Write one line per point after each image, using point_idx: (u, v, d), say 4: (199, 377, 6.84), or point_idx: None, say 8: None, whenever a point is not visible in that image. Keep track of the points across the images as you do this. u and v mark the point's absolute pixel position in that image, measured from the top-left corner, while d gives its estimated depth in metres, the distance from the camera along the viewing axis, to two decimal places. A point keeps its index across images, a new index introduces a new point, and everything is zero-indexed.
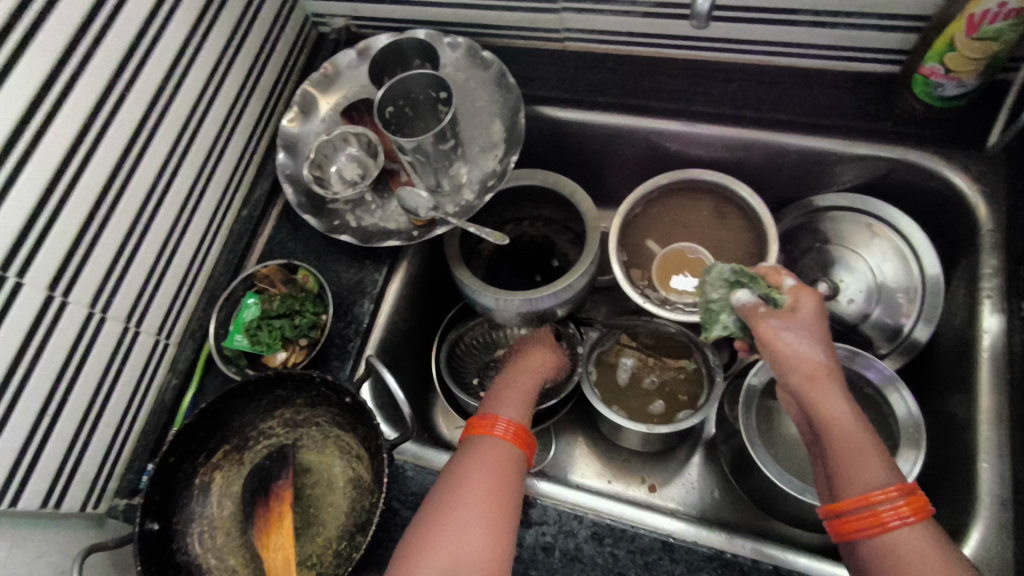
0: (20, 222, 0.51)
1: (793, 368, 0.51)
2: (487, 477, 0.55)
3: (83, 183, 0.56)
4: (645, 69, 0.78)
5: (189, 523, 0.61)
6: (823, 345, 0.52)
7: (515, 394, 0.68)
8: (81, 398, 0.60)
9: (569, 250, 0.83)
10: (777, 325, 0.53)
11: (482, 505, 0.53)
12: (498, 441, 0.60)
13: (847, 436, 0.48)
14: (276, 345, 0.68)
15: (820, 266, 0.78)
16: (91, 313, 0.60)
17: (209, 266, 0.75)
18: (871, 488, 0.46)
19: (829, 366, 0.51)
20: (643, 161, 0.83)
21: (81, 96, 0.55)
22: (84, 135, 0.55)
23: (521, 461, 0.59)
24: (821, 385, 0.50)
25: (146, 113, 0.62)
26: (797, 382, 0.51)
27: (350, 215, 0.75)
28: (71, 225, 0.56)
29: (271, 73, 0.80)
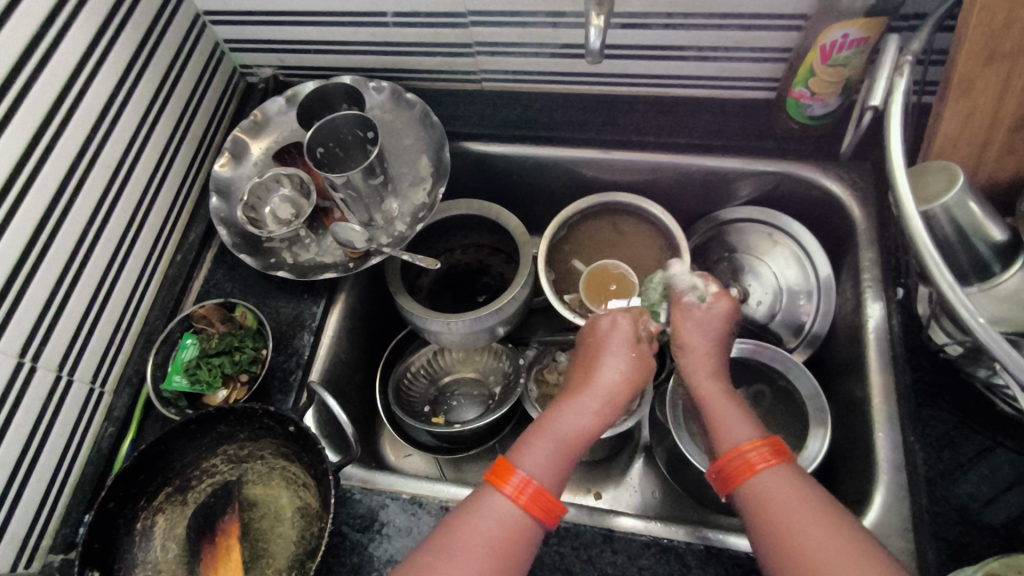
0: None
1: (686, 351, 0.63)
2: (486, 527, 0.52)
3: (10, 231, 0.57)
4: (557, 104, 0.85)
5: (133, 568, 0.60)
6: (713, 335, 0.63)
7: (565, 432, 0.58)
8: (12, 449, 0.59)
9: (504, 269, 0.88)
10: (685, 317, 0.64)
11: (480, 557, 0.51)
12: (500, 504, 0.53)
13: (713, 405, 0.58)
14: (217, 382, 0.69)
15: (732, 273, 0.85)
16: (21, 362, 0.60)
17: (144, 311, 0.75)
18: (739, 443, 0.53)
19: (710, 350, 0.62)
20: (564, 189, 0.90)
21: (8, 146, 0.56)
22: (10, 185, 0.56)
23: (520, 525, 0.53)
24: (700, 364, 0.62)
25: (74, 161, 0.63)
26: (684, 362, 0.62)
27: (286, 252, 0.77)
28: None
29: (201, 122, 0.82)
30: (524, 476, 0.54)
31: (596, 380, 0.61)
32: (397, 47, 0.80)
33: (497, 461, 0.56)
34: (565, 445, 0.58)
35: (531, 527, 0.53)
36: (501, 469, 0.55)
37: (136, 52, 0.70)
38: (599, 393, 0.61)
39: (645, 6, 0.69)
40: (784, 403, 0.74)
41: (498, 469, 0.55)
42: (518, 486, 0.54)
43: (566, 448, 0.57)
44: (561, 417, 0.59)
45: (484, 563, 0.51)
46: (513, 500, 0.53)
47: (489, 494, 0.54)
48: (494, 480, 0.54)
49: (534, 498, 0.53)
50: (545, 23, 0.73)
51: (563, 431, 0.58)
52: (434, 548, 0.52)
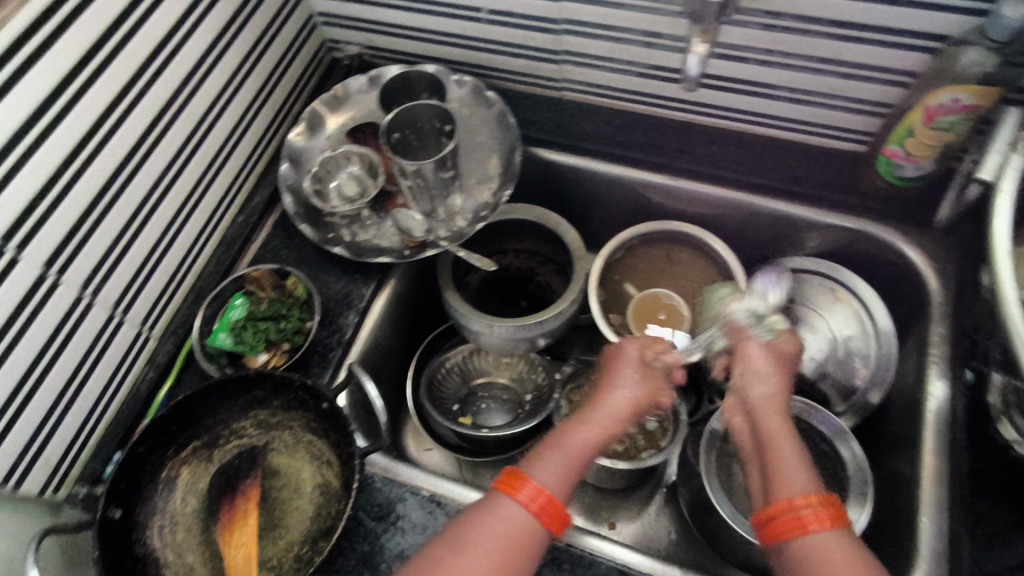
0: (28, 199, 0.53)
1: (757, 384, 0.61)
2: (497, 527, 0.53)
3: (93, 168, 0.58)
4: (636, 125, 0.84)
5: (151, 516, 0.60)
6: (781, 376, 0.62)
7: (572, 444, 0.60)
8: (57, 379, 0.61)
9: (553, 280, 0.87)
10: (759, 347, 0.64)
11: (488, 551, 0.52)
12: (513, 508, 0.54)
13: (779, 444, 0.55)
14: (259, 346, 0.70)
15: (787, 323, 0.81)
16: (80, 296, 0.61)
17: (200, 265, 0.77)
18: (796, 495, 0.50)
19: (781, 393, 0.60)
20: (628, 210, 0.88)
21: (103, 88, 0.57)
22: (99, 123, 0.58)
23: (531, 530, 0.53)
24: (771, 402, 0.59)
25: (161, 110, 0.65)
26: (754, 394, 0.60)
27: (345, 230, 0.78)
28: (74, 210, 0.58)
29: (284, 89, 0.83)
30: (532, 486, 0.55)
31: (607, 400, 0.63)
32: (487, 44, 0.80)
33: (512, 467, 0.57)
34: (573, 458, 0.59)
35: (541, 535, 0.54)
36: (514, 476, 0.56)
37: (236, 12, 0.71)
38: (605, 415, 0.62)
39: (747, 39, 0.67)
40: (824, 469, 0.71)
41: (508, 477, 0.56)
42: (531, 493, 0.55)
43: (574, 462, 0.59)
44: (573, 431, 0.61)
45: (491, 558, 0.52)
46: (525, 505, 0.54)
47: (500, 499, 0.55)
48: (506, 485, 0.56)
49: (542, 508, 0.54)
50: (639, 43, 0.72)
51: (567, 448, 0.59)
52: (446, 541, 0.54)
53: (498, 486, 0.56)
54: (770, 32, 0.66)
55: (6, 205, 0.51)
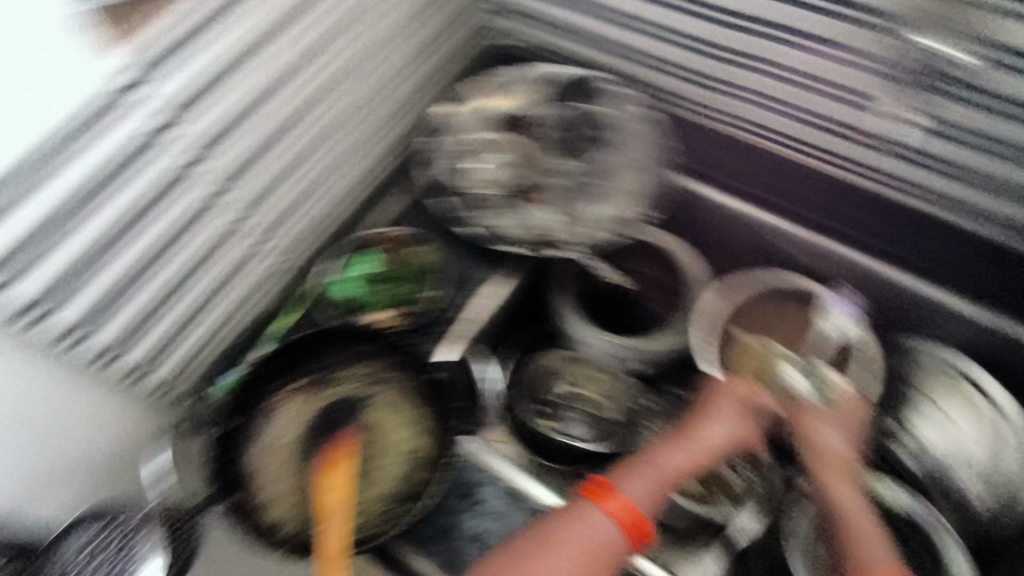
0: (214, 122, 0.57)
1: (829, 456, 0.66)
2: (587, 535, 0.57)
3: (273, 110, 0.62)
4: (785, 173, 0.80)
5: (253, 439, 0.63)
6: (850, 444, 0.68)
7: (665, 467, 0.64)
8: (198, 291, 0.65)
9: (661, 307, 0.83)
10: (826, 420, 0.68)
11: (580, 556, 0.56)
12: (601, 520, 0.58)
13: (856, 518, 0.63)
14: (376, 304, 0.74)
15: (906, 407, 0.74)
16: (237, 220, 0.65)
17: (335, 215, 0.80)
18: (876, 567, 0.60)
19: (851, 462, 0.67)
20: (754, 254, 0.87)
21: (298, 35, 0.61)
22: (289, 67, 0.62)
23: (618, 542, 0.58)
24: (841, 473, 0.66)
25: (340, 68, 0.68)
26: (822, 463, 0.66)
27: (476, 212, 0.78)
28: (249, 140, 0.61)
29: (437, 64, 0.86)
30: (624, 502, 0.59)
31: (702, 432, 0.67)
32: (651, 61, 0.79)
33: (602, 481, 0.61)
34: (664, 479, 0.63)
35: (622, 547, 0.58)
36: (604, 489, 0.60)
37: None
38: (699, 448, 0.66)
39: (936, 108, 0.64)
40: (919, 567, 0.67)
41: (596, 491, 0.60)
42: (619, 511, 0.59)
43: (667, 483, 0.63)
44: (668, 456, 0.65)
45: (581, 562, 0.56)
46: (612, 518, 0.58)
47: (590, 509, 0.59)
48: (595, 497, 0.59)
49: (633, 521, 0.59)
50: (825, 93, 0.69)
51: (659, 470, 0.63)
52: (530, 539, 0.57)
53: (587, 496, 0.60)
54: (964, 107, 0.63)
55: (197, 126, 0.56)
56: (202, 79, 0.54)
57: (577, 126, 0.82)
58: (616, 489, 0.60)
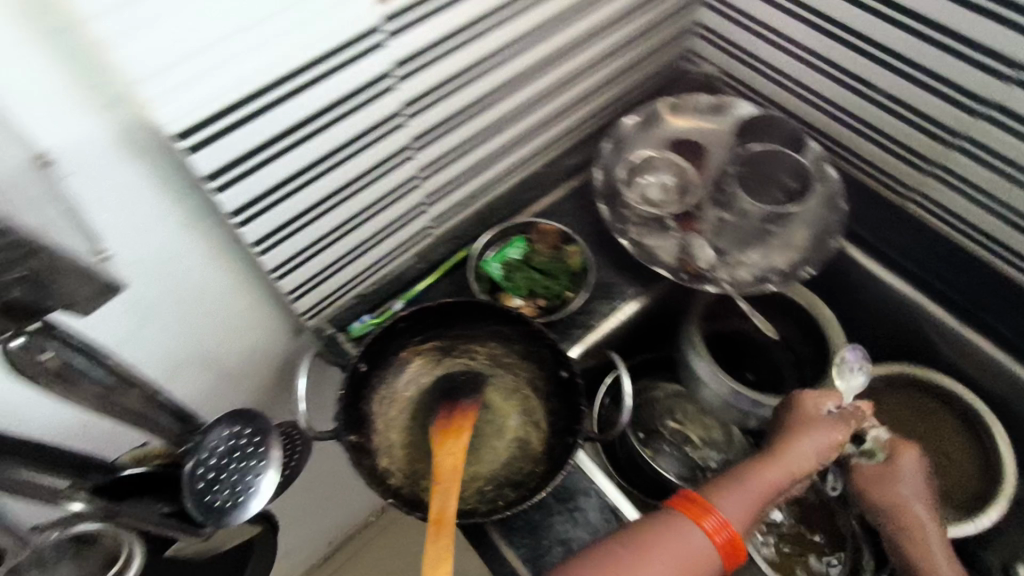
0: (431, 83, 0.60)
1: (905, 517, 0.65)
2: (680, 548, 0.53)
3: (475, 83, 0.65)
4: (967, 270, 0.75)
5: (379, 384, 0.65)
6: (926, 502, 0.66)
7: (757, 490, 0.59)
8: (366, 233, 0.68)
9: (789, 370, 0.82)
10: (897, 479, 0.66)
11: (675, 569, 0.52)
12: (696, 536, 0.54)
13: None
14: (521, 291, 0.74)
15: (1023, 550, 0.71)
16: (415, 177, 0.68)
17: (497, 196, 0.82)
18: None
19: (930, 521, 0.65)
20: (905, 343, 0.82)
21: (525, 21, 0.64)
22: (506, 47, 0.64)
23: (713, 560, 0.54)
24: (921, 532, 0.65)
25: (542, 59, 0.70)
26: (901, 525, 0.66)
27: (634, 227, 0.78)
28: (452, 106, 0.65)
29: (633, 78, 0.87)
30: (719, 518, 0.55)
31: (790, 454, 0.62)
32: (853, 120, 0.77)
33: (693, 497, 0.57)
34: (757, 502, 0.58)
35: (715, 564, 0.54)
36: (698, 506, 0.56)
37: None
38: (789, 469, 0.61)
39: None
40: None
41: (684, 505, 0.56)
42: (717, 529, 0.55)
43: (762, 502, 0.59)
44: (760, 473, 0.60)
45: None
46: (710, 535, 0.54)
47: (682, 524, 0.55)
48: (686, 513, 0.55)
49: (725, 540, 0.55)
50: None
51: (751, 492, 0.59)
52: (621, 547, 0.53)
53: (676, 510, 0.56)
54: None
55: (413, 83, 0.59)
56: (432, 41, 0.57)
57: (771, 169, 0.77)
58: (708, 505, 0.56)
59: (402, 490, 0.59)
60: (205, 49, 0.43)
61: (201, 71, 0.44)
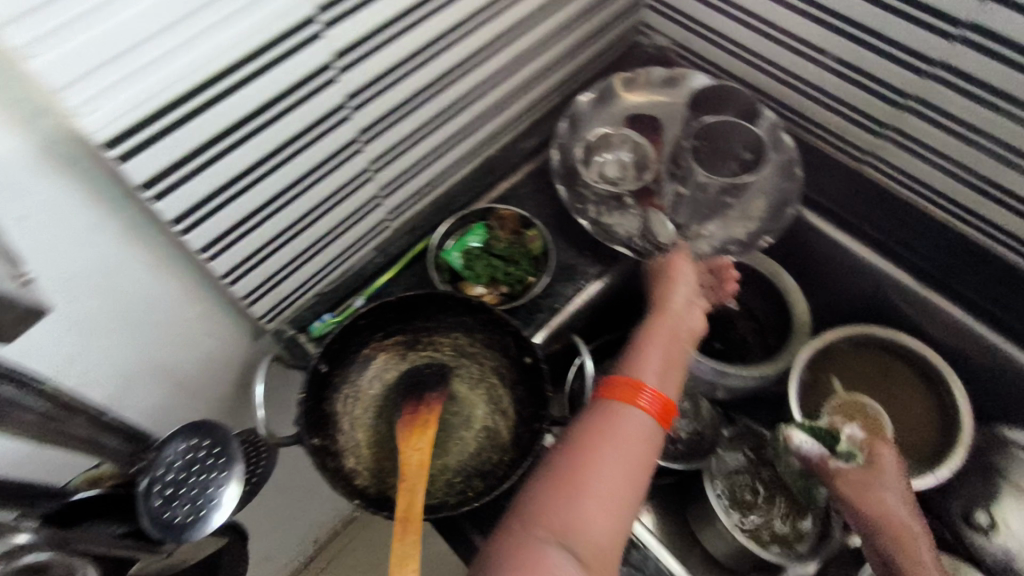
0: (370, 75, 0.58)
1: (886, 522, 0.62)
2: (618, 435, 0.50)
3: (417, 70, 0.63)
4: (925, 233, 0.75)
5: (342, 383, 0.64)
6: (907, 505, 0.63)
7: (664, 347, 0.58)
8: (317, 231, 0.66)
9: (750, 338, 0.84)
10: (872, 477, 0.64)
11: (619, 457, 0.49)
12: (632, 415, 0.52)
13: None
14: (483, 279, 0.73)
15: (979, 493, 0.74)
16: (363, 171, 0.66)
17: (454, 183, 0.81)
18: None
19: (913, 525, 0.62)
20: (865, 303, 0.83)
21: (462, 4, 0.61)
22: (446, 31, 0.62)
23: (653, 429, 0.52)
24: (905, 538, 0.61)
25: (486, 41, 0.68)
26: (885, 532, 0.62)
27: (593, 206, 0.78)
28: (394, 98, 0.62)
29: (587, 55, 0.85)
30: (652, 389, 0.53)
31: (673, 303, 0.63)
32: (804, 86, 0.76)
33: (615, 378, 0.55)
34: (672, 359, 0.58)
35: (655, 432, 0.52)
36: (624, 382, 0.54)
37: None
38: (683, 316, 0.62)
39: None
40: None
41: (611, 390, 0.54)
42: (649, 394, 0.53)
43: (677, 349, 0.59)
44: (661, 328, 0.60)
45: (623, 463, 0.49)
46: (645, 407, 0.52)
47: (617, 408, 0.52)
48: (618, 396, 0.53)
49: (661, 403, 0.53)
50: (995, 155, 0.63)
51: (663, 350, 0.58)
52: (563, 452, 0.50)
53: (607, 398, 0.53)
54: None
55: (353, 76, 0.57)
56: (374, 28, 0.55)
57: (726, 139, 0.73)
58: (631, 377, 0.55)
59: (369, 490, 0.59)
60: (120, 54, 0.41)
61: (121, 76, 0.42)
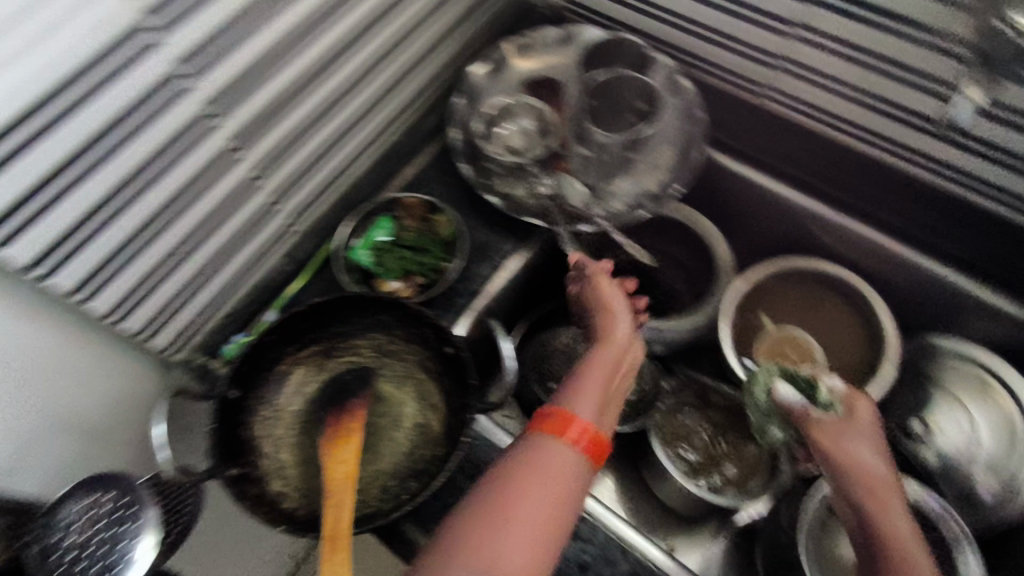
0: (230, 77, 0.53)
1: (858, 476, 0.54)
2: (536, 462, 0.46)
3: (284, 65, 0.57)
4: (831, 159, 0.75)
5: (258, 406, 0.62)
6: (887, 462, 0.55)
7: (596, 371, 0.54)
8: (208, 252, 0.62)
9: (681, 288, 0.82)
10: (846, 430, 0.57)
11: (534, 485, 0.45)
12: (559, 450, 0.47)
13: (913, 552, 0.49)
14: (396, 273, 0.71)
15: (913, 404, 0.74)
16: (246, 180, 0.61)
17: (357, 178, 0.77)
18: None
19: (891, 482, 0.54)
20: (785, 237, 0.83)
21: None
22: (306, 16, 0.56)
23: (582, 467, 0.47)
24: (880, 496, 0.53)
25: (360, 24, 0.63)
26: (859, 489, 0.53)
27: (501, 181, 0.75)
28: (263, 98, 0.57)
29: (476, 24, 0.81)
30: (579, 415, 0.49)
31: (615, 329, 0.59)
32: (695, 27, 0.74)
33: (546, 404, 0.51)
34: (605, 384, 0.53)
35: (582, 465, 0.47)
36: (553, 408, 0.50)
37: None
38: (623, 343, 0.58)
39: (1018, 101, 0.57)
40: None
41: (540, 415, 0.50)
42: (579, 426, 0.48)
43: (614, 377, 0.55)
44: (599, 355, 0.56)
45: (537, 493, 0.44)
46: (572, 439, 0.48)
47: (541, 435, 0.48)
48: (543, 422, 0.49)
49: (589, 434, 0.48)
50: (890, 74, 0.62)
51: (594, 374, 0.54)
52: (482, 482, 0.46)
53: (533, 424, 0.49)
54: None
55: (210, 81, 0.52)
56: (217, 27, 0.50)
57: (619, 94, 0.76)
58: (561, 403, 0.50)
59: (297, 512, 0.57)
60: None
61: None
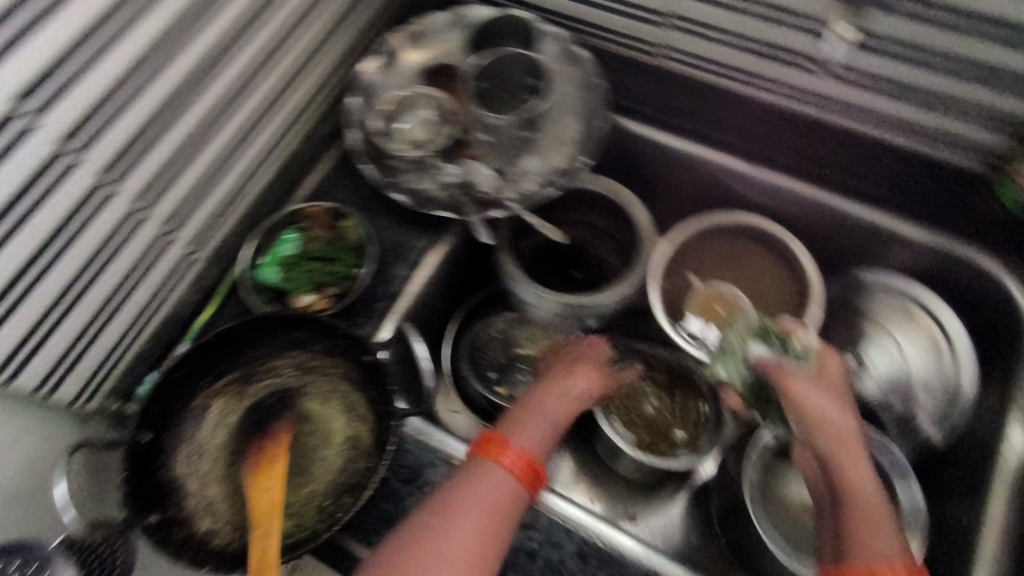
0: (88, 102, 0.48)
1: (823, 425, 0.53)
2: (478, 492, 0.49)
3: (153, 83, 0.53)
4: (732, 110, 0.76)
5: (178, 446, 0.59)
6: (850, 411, 0.55)
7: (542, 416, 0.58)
8: (100, 295, 0.58)
9: (608, 258, 0.81)
10: (809, 382, 0.56)
11: (478, 510, 0.48)
12: (496, 475, 0.51)
13: (867, 498, 0.50)
14: (307, 286, 0.69)
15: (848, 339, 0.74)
16: (130, 213, 0.57)
17: (257, 193, 0.74)
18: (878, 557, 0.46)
19: (855, 431, 0.53)
20: (700, 195, 0.83)
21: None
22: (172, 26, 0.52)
23: (516, 491, 0.51)
24: (846, 444, 0.52)
25: (233, 28, 0.58)
26: (824, 436, 0.53)
27: (408, 177, 0.73)
28: (135, 121, 0.53)
29: (363, 17, 0.78)
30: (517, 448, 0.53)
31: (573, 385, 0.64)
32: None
33: (488, 434, 0.55)
34: (546, 428, 0.58)
35: (518, 494, 0.51)
36: (491, 439, 0.54)
37: None
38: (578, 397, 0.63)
39: (896, 30, 0.59)
40: None
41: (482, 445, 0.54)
42: (513, 453, 0.52)
43: (560, 420, 0.59)
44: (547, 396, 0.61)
45: (478, 520, 0.48)
46: (508, 466, 0.52)
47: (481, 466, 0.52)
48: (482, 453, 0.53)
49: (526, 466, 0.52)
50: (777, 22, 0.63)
51: (539, 417, 0.58)
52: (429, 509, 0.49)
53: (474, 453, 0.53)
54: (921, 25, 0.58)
55: (64, 111, 0.47)
56: (65, 48, 0.45)
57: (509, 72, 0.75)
58: (502, 436, 0.54)
59: (229, 548, 0.56)
60: None
61: None
